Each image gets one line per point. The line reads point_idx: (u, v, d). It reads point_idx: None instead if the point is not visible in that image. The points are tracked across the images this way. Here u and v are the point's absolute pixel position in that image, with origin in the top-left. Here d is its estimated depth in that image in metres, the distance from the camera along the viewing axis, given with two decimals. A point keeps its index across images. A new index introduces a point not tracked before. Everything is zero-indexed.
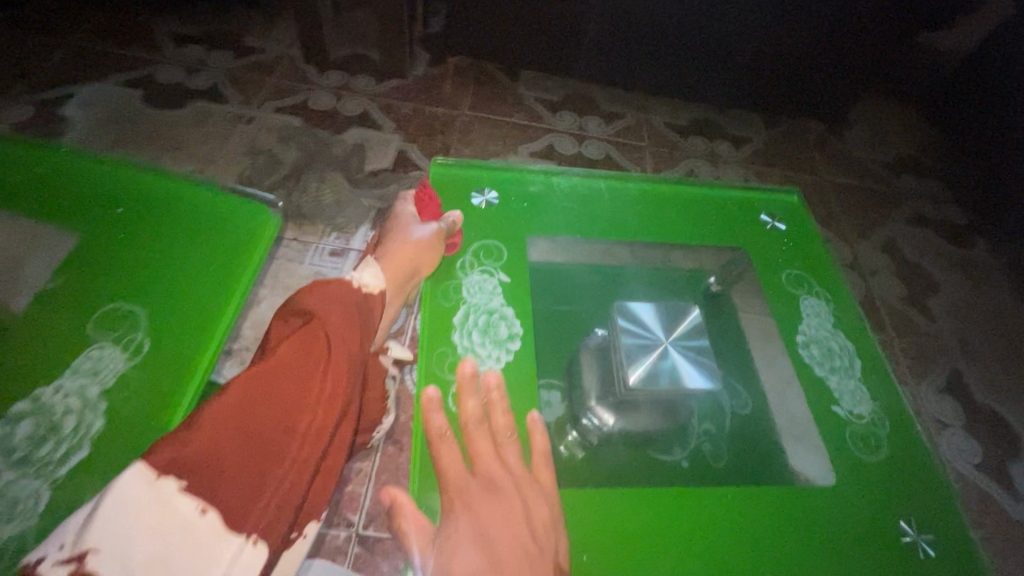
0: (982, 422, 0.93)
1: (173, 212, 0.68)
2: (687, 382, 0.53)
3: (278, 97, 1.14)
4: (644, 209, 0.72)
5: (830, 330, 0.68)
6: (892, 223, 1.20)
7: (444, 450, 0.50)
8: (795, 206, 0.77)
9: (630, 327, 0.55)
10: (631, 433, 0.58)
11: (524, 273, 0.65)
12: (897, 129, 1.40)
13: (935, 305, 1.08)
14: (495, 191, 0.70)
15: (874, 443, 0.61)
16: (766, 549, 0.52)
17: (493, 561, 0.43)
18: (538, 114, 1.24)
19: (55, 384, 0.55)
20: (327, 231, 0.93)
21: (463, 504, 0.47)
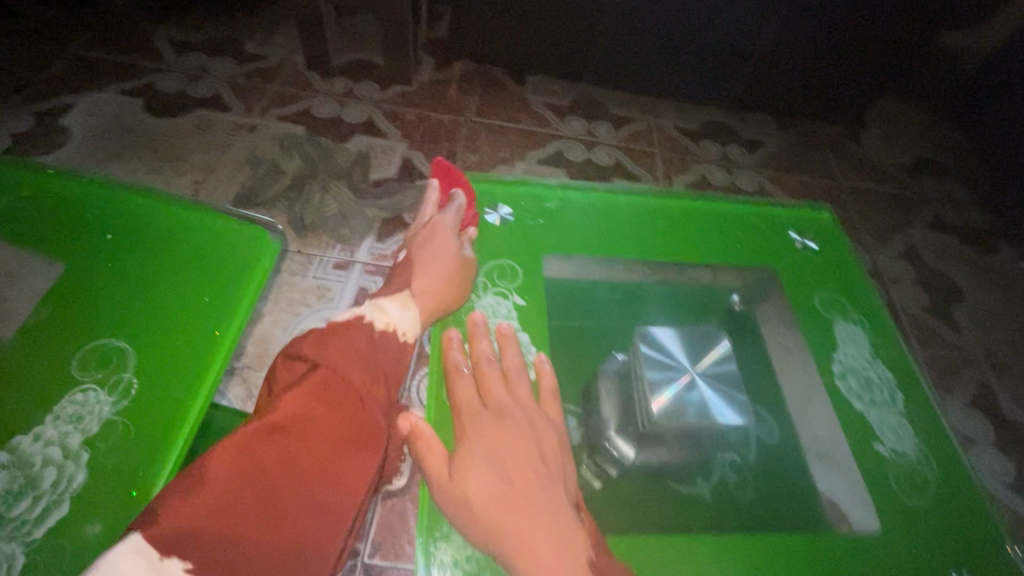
0: (1013, 438, 0.89)
1: (167, 241, 0.67)
2: (716, 417, 0.51)
3: (280, 105, 1.12)
4: (668, 227, 0.70)
5: (869, 360, 0.65)
6: (912, 229, 1.16)
7: (458, 383, 0.53)
8: (826, 224, 0.74)
9: (657, 357, 0.54)
10: (650, 465, 0.56)
11: (540, 295, 0.63)
12: (915, 131, 1.37)
13: (960, 314, 1.04)
14: (508, 207, 0.68)
15: (920, 483, 0.58)
16: None
17: (505, 478, 0.46)
18: (546, 120, 1.21)
19: (35, 432, 0.54)
20: (331, 243, 0.90)
21: (476, 427, 0.50)
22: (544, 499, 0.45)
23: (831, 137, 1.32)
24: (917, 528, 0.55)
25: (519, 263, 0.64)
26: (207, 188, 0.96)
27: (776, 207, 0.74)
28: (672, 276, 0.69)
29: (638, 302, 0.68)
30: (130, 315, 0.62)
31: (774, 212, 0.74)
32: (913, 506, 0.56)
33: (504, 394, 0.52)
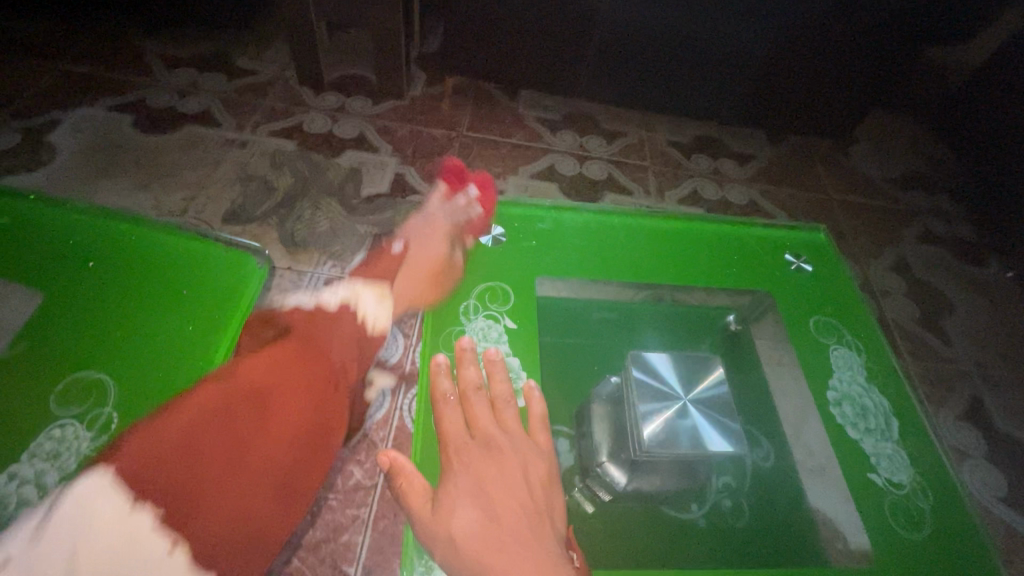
0: (1005, 451, 0.90)
1: (149, 267, 0.67)
2: (709, 445, 0.49)
3: (272, 121, 1.11)
4: (663, 249, 0.70)
5: (864, 386, 0.64)
6: (902, 241, 1.17)
7: (444, 414, 0.52)
8: (821, 247, 0.75)
9: (649, 382, 0.52)
10: (642, 492, 0.54)
11: (531, 319, 0.62)
12: (903, 144, 1.38)
13: (951, 327, 1.05)
14: (502, 229, 0.68)
15: (915, 517, 0.57)
16: None
17: (493, 515, 0.44)
18: (538, 134, 1.22)
19: (9, 471, 0.52)
20: (322, 259, 0.89)
21: (463, 463, 0.48)
22: (532, 537, 0.43)
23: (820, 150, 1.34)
24: (910, 561, 0.54)
25: (510, 285, 0.64)
26: (197, 205, 0.95)
27: (771, 231, 0.75)
28: (668, 299, 0.69)
29: (632, 322, 0.68)
30: (111, 344, 0.61)
31: (767, 235, 0.74)
32: (905, 533, 0.56)
33: (492, 425, 0.51)
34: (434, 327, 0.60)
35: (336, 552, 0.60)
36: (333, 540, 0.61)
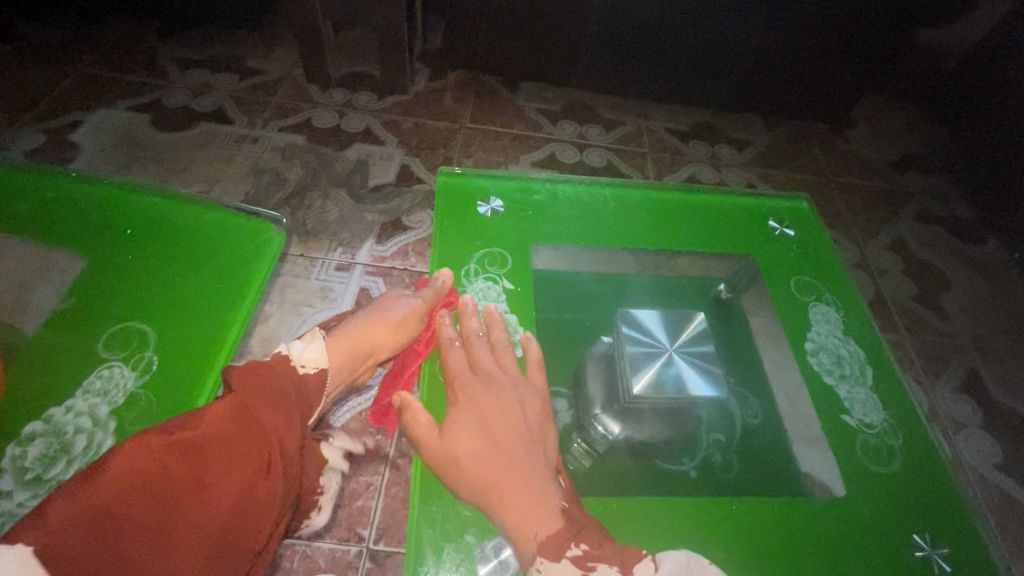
0: (1000, 420, 0.92)
1: (177, 232, 0.71)
2: (692, 390, 0.53)
3: (282, 117, 1.16)
4: (651, 216, 0.73)
5: (841, 338, 0.67)
6: (899, 221, 1.19)
7: (449, 356, 0.57)
8: (804, 213, 0.77)
9: (635, 336, 0.56)
10: (636, 441, 0.58)
11: (529, 284, 0.66)
12: (901, 128, 1.40)
13: (947, 302, 1.07)
14: (500, 200, 0.72)
15: (886, 454, 0.60)
16: (769, 539, 0.53)
17: (493, 439, 0.50)
18: (539, 124, 1.25)
19: (66, 405, 0.57)
20: (332, 246, 0.94)
21: (467, 396, 0.54)
22: (525, 459, 0.50)
23: (818, 136, 1.36)
24: (887, 498, 0.57)
25: (508, 251, 0.68)
26: None
27: (756, 199, 0.77)
28: (662, 265, 0.73)
29: (625, 291, 0.72)
30: (148, 300, 0.65)
31: (752, 202, 0.77)
32: (881, 474, 0.58)
33: (493, 365, 0.56)
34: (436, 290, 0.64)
35: (351, 515, 0.64)
36: (348, 505, 0.64)
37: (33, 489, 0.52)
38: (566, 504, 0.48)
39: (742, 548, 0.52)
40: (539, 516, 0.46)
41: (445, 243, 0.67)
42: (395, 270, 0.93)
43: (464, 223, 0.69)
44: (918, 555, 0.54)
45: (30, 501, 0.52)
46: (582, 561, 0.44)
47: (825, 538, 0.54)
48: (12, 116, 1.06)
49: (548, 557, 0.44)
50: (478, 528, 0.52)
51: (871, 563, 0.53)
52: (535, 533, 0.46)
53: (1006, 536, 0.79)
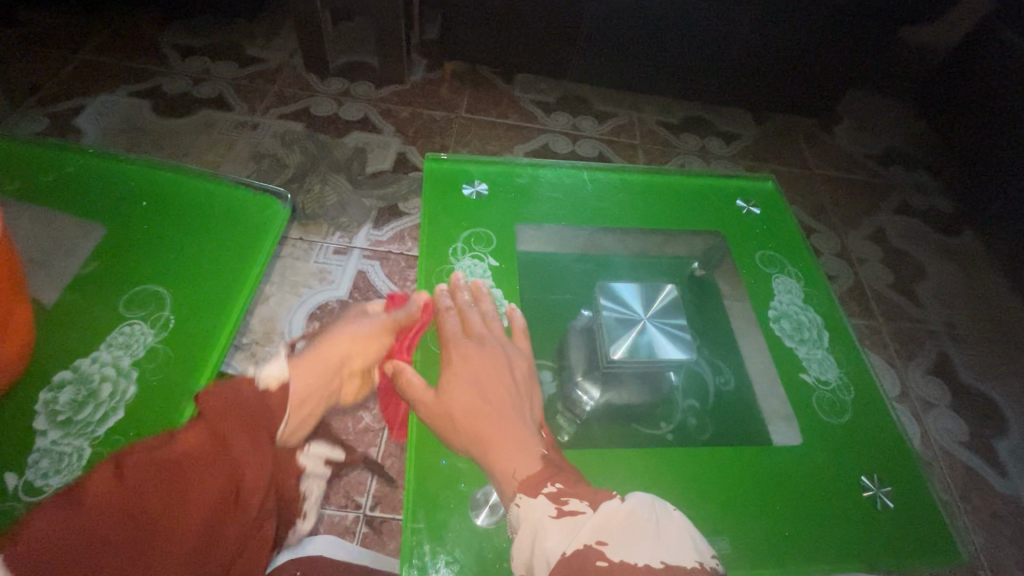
0: (969, 402, 0.96)
1: (188, 203, 0.74)
2: (663, 355, 0.57)
3: (281, 105, 1.18)
4: (627, 197, 0.76)
5: (801, 306, 0.71)
6: (879, 213, 1.24)
7: (446, 322, 0.62)
8: (770, 193, 0.81)
9: (612, 306, 0.60)
10: (616, 406, 0.63)
11: (514, 259, 0.70)
12: (886, 123, 1.44)
13: (923, 291, 1.11)
14: (485, 183, 0.75)
15: (839, 406, 0.64)
16: (728, 483, 0.57)
17: (483, 396, 0.57)
18: (533, 115, 1.28)
19: (92, 355, 0.61)
20: (331, 230, 0.98)
21: (460, 359, 0.60)
22: (511, 413, 0.57)
23: (804, 130, 1.40)
24: (840, 449, 0.61)
25: (492, 230, 0.71)
26: None
27: (724, 180, 0.81)
28: (641, 245, 0.76)
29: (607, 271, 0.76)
30: (163, 263, 0.69)
31: (722, 184, 0.80)
32: (836, 426, 0.63)
33: (485, 331, 0.62)
34: (428, 266, 0.68)
35: (348, 484, 0.66)
36: (344, 475, 0.66)
37: (62, 430, 0.56)
38: (544, 451, 0.54)
39: (704, 492, 0.56)
40: (523, 459, 0.53)
41: (433, 222, 0.70)
42: (390, 253, 0.97)
43: (451, 204, 0.72)
44: (866, 496, 0.59)
45: (59, 439, 0.55)
46: (556, 496, 0.49)
47: (784, 487, 0.58)
48: (15, 100, 1.09)
49: (527, 492, 0.49)
50: (471, 477, 0.55)
51: (826, 506, 0.57)
52: (516, 473, 0.52)
53: (967, 507, 0.84)
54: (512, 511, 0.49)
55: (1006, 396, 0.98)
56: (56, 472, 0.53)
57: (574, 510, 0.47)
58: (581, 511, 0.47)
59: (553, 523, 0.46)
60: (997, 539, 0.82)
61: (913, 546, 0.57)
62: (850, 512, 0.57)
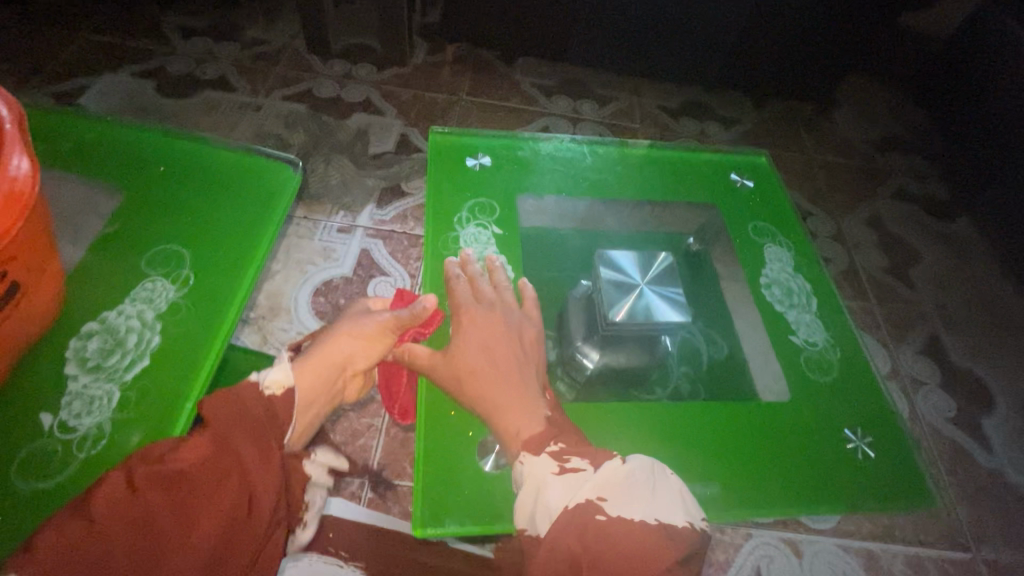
0: (958, 380, 0.98)
1: (204, 167, 0.75)
2: (660, 317, 0.59)
3: (284, 86, 1.19)
4: (625, 170, 0.78)
5: (790, 273, 0.73)
6: (875, 197, 1.25)
7: (456, 288, 0.63)
8: (763, 168, 0.82)
9: (611, 273, 0.62)
10: (615, 370, 0.64)
11: (516, 228, 0.71)
12: (884, 109, 1.45)
13: (916, 274, 1.13)
14: (488, 156, 0.76)
15: (825, 365, 0.67)
16: (718, 435, 0.60)
17: (491, 359, 0.57)
18: (533, 99, 1.29)
19: (117, 308, 0.62)
20: (334, 210, 1.00)
21: (471, 324, 0.60)
22: (519, 377, 0.57)
23: (802, 115, 1.41)
24: (826, 406, 0.64)
25: (495, 200, 0.72)
26: None
27: (719, 154, 0.82)
28: (639, 221, 0.78)
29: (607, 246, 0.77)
30: (183, 224, 0.69)
31: (718, 158, 0.82)
32: (822, 383, 0.66)
33: (495, 297, 0.62)
34: (432, 234, 0.69)
35: (354, 452, 0.70)
36: (351, 444, 0.70)
37: (91, 375, 0.57)
38: (549, 413, 0.55)
39: (694, 444, 0.59)
40: (530, 421, 0.53)
41: (438, 192, 0.72)
42: (394, 233, 0.99)
43: (455, 176, 0.74)
44: (848, 447, 0.62)
45: (87, 384, 0.57)
46: (558, 455, 0.50)
47: (772, 440, 0.61)
48: (21, 79, 1.09)
49: (530, 451, 0.50)
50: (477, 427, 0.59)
51: (811, 459, 0.60)
52: (521, 434, 0.52)
53: (953, 480, 0.87)
54: (517, 470, 0.50)
55: (994, 375, 1.01)
56: (87, 413, 0.55)
57: (576, 468, 0.49)
58: (582, 469, 0.48)
59: (555, 480, 0.47)
60: (981, 510, 0.85)
61: (893, 491, 0.60)
62: (835, 462, 0.60)
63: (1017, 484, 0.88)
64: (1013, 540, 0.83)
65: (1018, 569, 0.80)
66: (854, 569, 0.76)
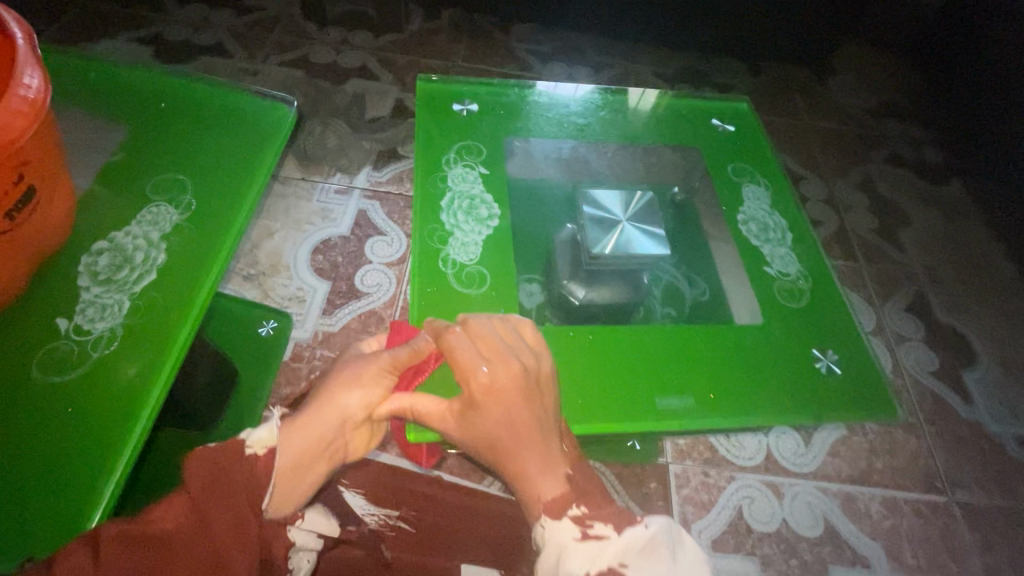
0: (942, 337, 1.01)
1: None
2: (638, 251, 0.64)
3: (281, 52, 1.20)
4: (609, 116, 0.80)
5: (768, 210, 0.75)
6: (868, 162, 1.27)
7: (454, 340, 0.51)
8: (743, 111, 0.83)
9: (594, 213, 0.66)
10: (599, 305, 0.67)
11: (503, 169, 0.73)
12: (881, 74, 1.45)
13: (905, 236, 1.15)
14: (476, 103, 0.76)
15: (797, 293, 0.69)
16: (685, 356, 0.63)
17: (511, 427, 0.48)
18: (529, 65, 1.30)
19: None
20: (332, 172, 1.02)
21: (477, 382, 0.49)
22: (541, 438, 0.48)
23: (799, 81, 1.39)
24: (796, 330, 0.66)
25: (483, 142, 0.74)
26: None
27: (698, 100, 0.83)
28: (626, 166, 0.80)
29: None
30: None
31: (698, 103, 0.83)
32: (794, 310, 0.68)
33: (502, 346, 0.51)
34: (422, 174, 0.70)
35: None
36: None
37: None
38: (570, 471, 0.49)
39: (665, 363, 0.62)
40: (556, 488, 0.48)
41: (427, 135, 0.73)
42: (390, 194, 1.01)
43: (443, 120, 0.74)
44: (816, 365, 0.64)
45: None
46: (581, 520, 0.46)
47: (740, 361, 0.63)
48: None
49: (551, 515, 0.46)
50: None
51: (777, 373, 0.63)
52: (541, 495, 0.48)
53: (933, 430, 0.90)
54: (538, 534, 0.47)
55: (977, 332, 1.03)
56: None
57: (599, 534, 0.45)
58: (607, 537, 0.45)
59: (578, 547, 0.44)
60: (958, 458, 0.88)
61: (857, 405, 0.63)
62: (801, 380, 0.63)
63: (994, 433, 0.91)
64: (988, 483, 0.86)
65: (991, 510, 0.84)
66: (832, 508, 0.80)
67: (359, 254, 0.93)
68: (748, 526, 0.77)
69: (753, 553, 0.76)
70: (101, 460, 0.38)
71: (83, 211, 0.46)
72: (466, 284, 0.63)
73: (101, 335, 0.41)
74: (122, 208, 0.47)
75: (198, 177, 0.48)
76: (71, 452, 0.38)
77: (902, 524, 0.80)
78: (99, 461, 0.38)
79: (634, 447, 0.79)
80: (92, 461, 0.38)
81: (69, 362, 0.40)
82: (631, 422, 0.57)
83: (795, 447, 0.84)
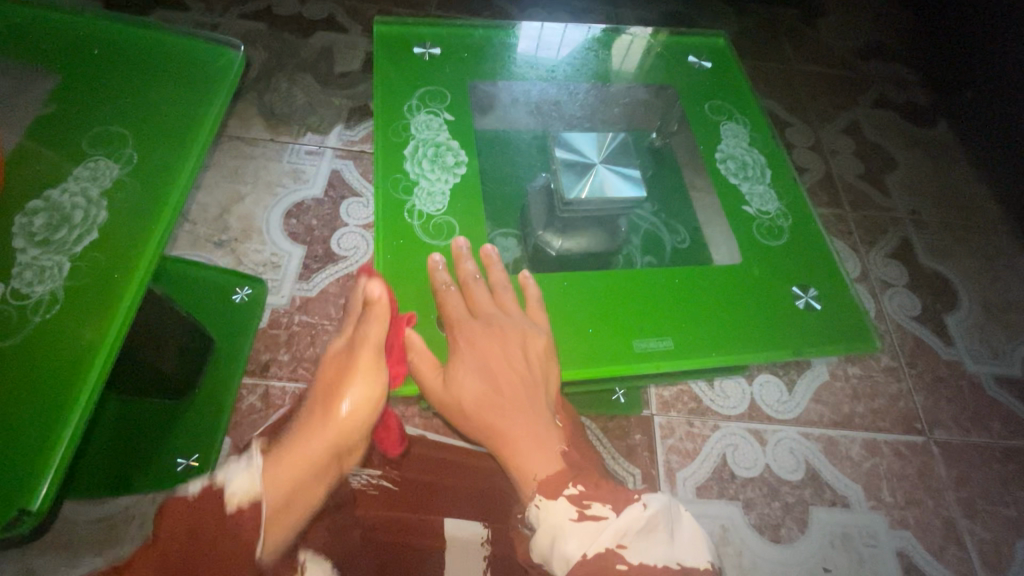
0: (925, 281, 1.01)
1: None
2: (610, 193, 0.62)
3: (240, 3, 1.12)
4: (582, 57, 0.76)
5: (746, 148, 0.73)
6: (856, 106, 1.23)
7: (448, 301, 0.56)
8: (720, 47, 0.80)
9: (567, 157, 0.64)
10: (577, 255, 0.66)
11: (469, 115, 0.69)
12: (871, 13, 1.39)
13: (891, 180, 1.13)
14: (438, 46, 0.72)
15: (777, 231, 0.68)
16: (662, 297, 0.62)
17: (495, 386, 0.52)
18: (506, 12, 1.23)
19: None
20: (301, 131, 0.97)
21: (467, 343, 0.54)
22: (525, 403, 0.52)
23: (786, 23, 1.34)
24: (776, 268, 0.66)
25: (447, 86, 0.70)
26: None
27: (675, 36, 0.80)
28: (597, 109, 0.76)
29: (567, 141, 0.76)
30: None
31: (673, 40, 0.79)
32: (773, 248, 0.67)
33: (492, 308, 0.56)
34: (382, 123, 0.66)
35: None
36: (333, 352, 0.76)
37: None
38: (564, 448, 0.51)
39: (643, 305, 0.61)
40: (542, 457, 0.49)
41: (386, 82, 0.69)
42: (364, 152, 0.97)
43: (403, 64, 0.70)
44: (796, 302, 0.64)
45: None
46: (577, 500, 0.45)
47: (721, 301, 0.63)
48: None
49: (546, 495, 0.46)
50: None
51: (755, 310, 0.63)
52: (537, 475, 0.48)
53: (915, 371, 0.91)
54: (532, 513, 0.46)
55: (959, 274, 1.03)
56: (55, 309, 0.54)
57: (596, 515, 0.43)
58: (606, 517, 0.43)
59: (575, 528, 0.42)
60: (937, 398, 0.89)
61: (836, 338, 0.63)
62: (779, 317, 0.63)
63: (973, 374, 0.92)
64: (966, 422, 0.88)
65: (968, 446, 0.86)
66: (814, 451, 0.81)
67: (334, 216, 0.90)
68: (731, 472, 0.78)
69: (736, 498, 0.77)
70: (45, 431, 0.36)
71: (13, 167, 0.43)
72: (433, 235, 0.61)
73: (41, 300, 0.39)
74: (58, 161, 0.44)
75: (138, 126, 0.45)
76: (15, 423, 0.36)
77: (881, 464, 0.82)
78: (40, 436, 0.36)
79: (618, 399, 0.80)
80: (38, 432, 0.36)
81: (8, 326, 0.39)
82: (610, 365, 0.58)
83: (778, 394, 0.84)
